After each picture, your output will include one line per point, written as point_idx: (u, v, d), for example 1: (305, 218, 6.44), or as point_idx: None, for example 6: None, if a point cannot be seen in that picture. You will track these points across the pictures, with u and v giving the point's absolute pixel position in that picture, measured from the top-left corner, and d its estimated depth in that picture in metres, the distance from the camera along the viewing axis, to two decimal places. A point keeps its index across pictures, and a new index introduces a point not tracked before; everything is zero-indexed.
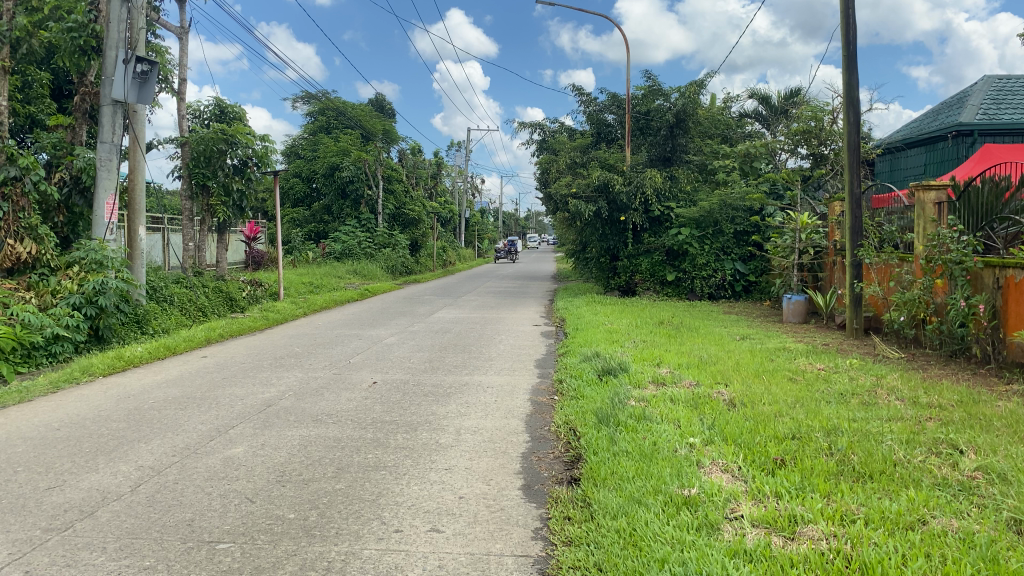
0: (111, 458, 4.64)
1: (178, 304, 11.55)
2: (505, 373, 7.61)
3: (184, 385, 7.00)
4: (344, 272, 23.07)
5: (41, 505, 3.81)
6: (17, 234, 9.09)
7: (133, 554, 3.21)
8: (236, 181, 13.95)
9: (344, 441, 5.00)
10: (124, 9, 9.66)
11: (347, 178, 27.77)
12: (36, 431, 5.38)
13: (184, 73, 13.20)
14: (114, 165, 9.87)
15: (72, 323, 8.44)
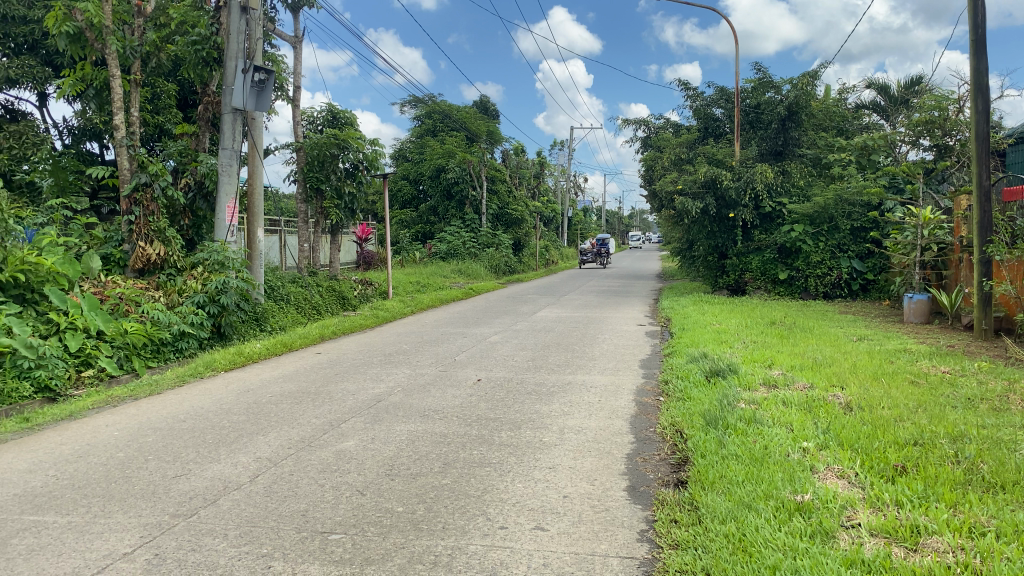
0: (232, 449, 4.87)
1: (294, 303, 12.03)
2: (609, 372, 7.55)
3: (299, 380, 7.28)
4: (450, 271, 23.51)
5: (169, 493, 4.02)
6: (148, 237, 9.63)
7: (252, 542, 3.36)
8: (348, 184, 14.45)
9: (451, 437, 5.08)
10: (243, 21, 10.11)
11: (452, 180, 28.35)
12: (164, 422, 5.70)
13: (299, 80, 13.70)
14: (235, 171, 10.35)
15: (197, 321, 8.94)
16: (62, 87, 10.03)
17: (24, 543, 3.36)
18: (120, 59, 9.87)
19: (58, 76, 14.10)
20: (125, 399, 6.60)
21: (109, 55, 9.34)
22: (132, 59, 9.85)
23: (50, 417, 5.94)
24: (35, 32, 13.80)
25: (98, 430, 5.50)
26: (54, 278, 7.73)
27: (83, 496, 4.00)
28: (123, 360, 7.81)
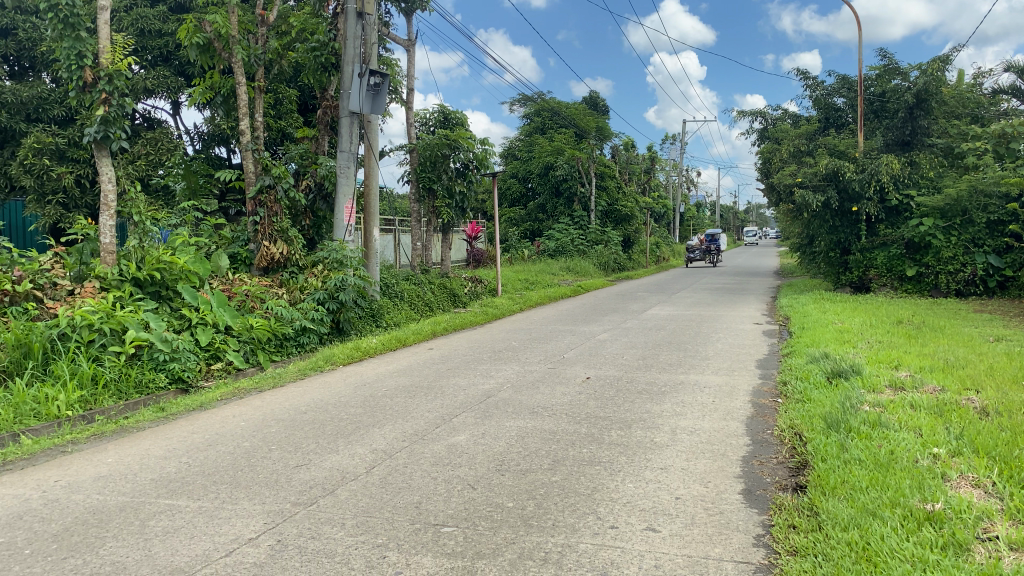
0: (349, 441, 5.03)
1: (408, 299, 12.32)
2: (723, 372, 7.37)
3: (412, 374, 7.46)
4: (559, 269, 23.53)
5: (290, 482, 4.19)
6: (271, 237, 10.06)
7: (368, 531, 3.46)
8: (459, 183, 14.64)
9: (560, 435, 5.07)
10: (359, 26, 10.43)
11: (561, 177, 28.34)
12: (287, 413, 5.96)
13: (411, 83, 14.01)
14: (352, 172, 10.68)
15: (317, 316, 9.28)
16: (193, 96, 10.62)
17: (160, 526, 3.58)
18: (245, 67, 10.34)
19: (189, 86, 14.94)
20: (251, 391, 6.94)
21: (235, 63, 9.82)
22: (256, 67, 10.33)
23: (183, 407, 6.31)
24: (169, 45, 14.67)
25: (225, 420, 5.81)
26: (186, 276, 8.21)
27: (213, 482, 4.23)
28: (249, 354, 8.19)
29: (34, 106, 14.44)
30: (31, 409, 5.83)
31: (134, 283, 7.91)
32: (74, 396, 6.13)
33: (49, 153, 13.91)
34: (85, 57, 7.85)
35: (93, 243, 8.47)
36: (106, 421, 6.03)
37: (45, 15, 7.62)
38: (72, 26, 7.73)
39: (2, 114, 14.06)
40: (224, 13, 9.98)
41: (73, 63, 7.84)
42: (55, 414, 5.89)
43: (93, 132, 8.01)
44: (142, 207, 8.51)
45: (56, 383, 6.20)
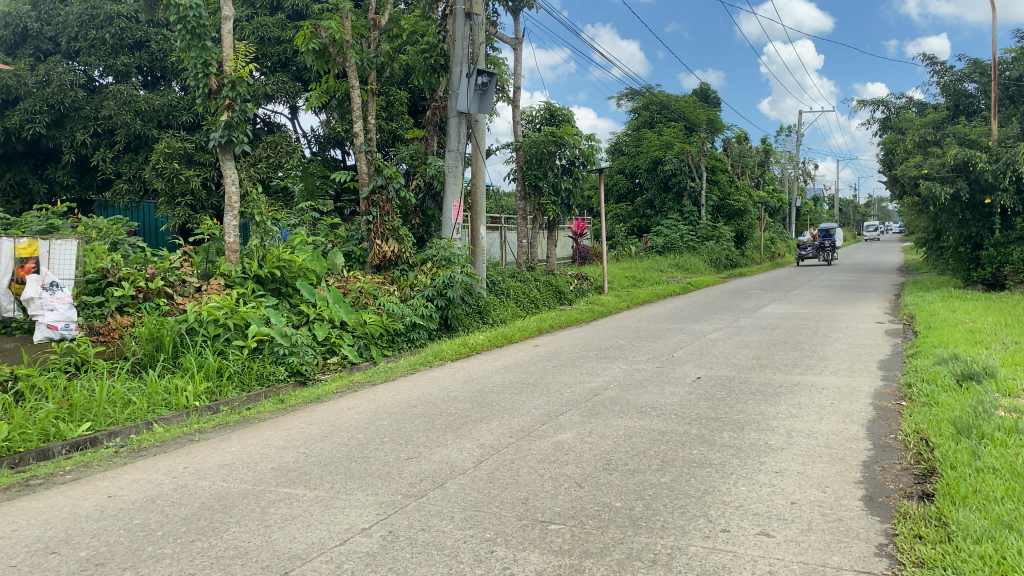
0: (458, 435, 5.10)
1: (514, 296, 12.41)
2: (842, 373, 7.07)
3: (520, 371, 7.51)
4: (667, 265, 23.18)
5: (402, 474, 4.29)
6: (384, 236, 10.28)
7: (477, 526, 3.50)
8: (565, 180, 14.61)
9: (669, 435, 4.99)
10: (467, 27, 10.56)
11: (670, 172, 27.88)
12: (398, 407, 6.11)
13: (518, 81, 14.09)
14: (460, 171, 10.84)
15: (426, 313, 9.46)
16: (309, 100, 11.02)
17: (280, 513, 3.73)
18: (358, 71, 10.66)
19: (306, 91, 15.52)
20: (364, 384, 7.15)
21: (349, 67, 10.15)
22: (368, 70, 10.64)
23: (301, 399, 6.56)
24: (287, 51, 15.28)
25: (341, 412, 6.01)
26: (304, 274, 8.53)
27: (328, 472, 4.37)
28: (363, 349, 8.42)
29: (165, 113, 15.33)
30: (163, 399, 6.19)
31: (256, 280, 8.31)
32: (201, 387, 6.48)
33: (179, 158, 14.73)
34: (211, 65, 8.27)
35: (219, 242, 8.93)
36: (230, 411, 6.33)
37: (175, 27, 8.08)
38: (199, 37, 8.17)
39: (138, 122, 15.00)
40: (338, 18, 10.31)
41: (200, 71, 8.28)
42: (184, 403, 6.24)
43: (217, 137, 8.43)
44: (263, 208, 8.92)
45: (185, 375, 6.58)
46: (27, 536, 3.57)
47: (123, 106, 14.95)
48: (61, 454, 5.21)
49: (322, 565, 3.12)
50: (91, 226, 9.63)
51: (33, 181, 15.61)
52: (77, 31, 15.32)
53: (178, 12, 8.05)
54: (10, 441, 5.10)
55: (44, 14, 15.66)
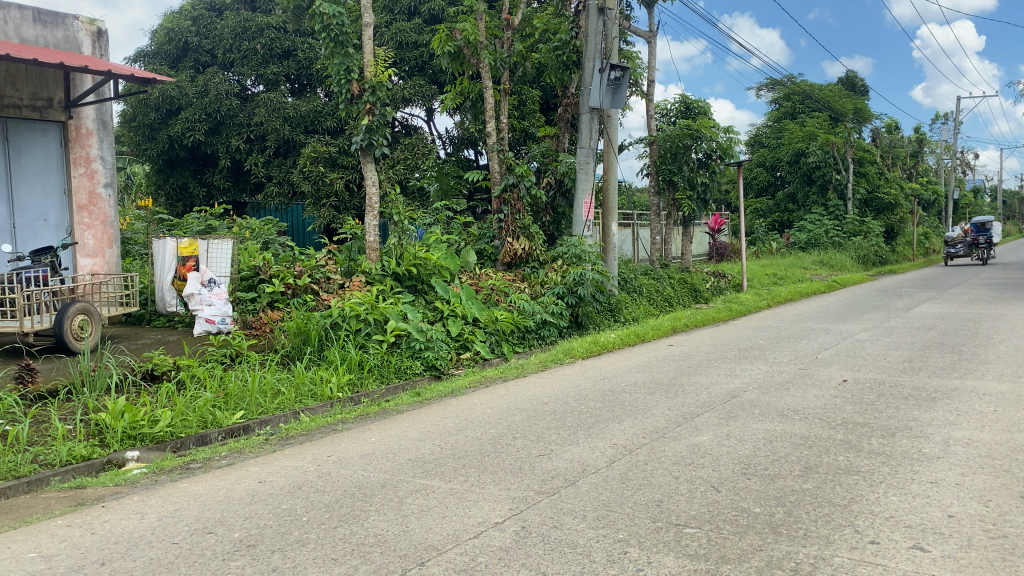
0: (590, 434, 5.07)
1: (646, 294, 12.25)
2: (1007, 379, 6.54)
3: (653, 371, 7.39)
4: (811, 263, 22.24)
5: (534, 470, 4.31)
6: (515, 234, 10.41)
7: (610, 526, 3.47)
8: (701, 174, 14.26)
9: (812, 440, 4.77)
10: (601, 22, 10.47)
11: (813, 164, 26.64)
12: (530, 403, 6.15)
13: (652, 75, 13.87)
14: (591, 168, 10.79)
15: (557, 310, 9.48)
16: (444, 101, 11.28)
17: (416, 504, 3.83)
18: (492, 71, 10.79)
19: (441, 93, 15.89)
20: (496, 380, 7.25)
21: (483, 68, 10.31)
22: (501, 70, 10.76)
23: (436, 393, 6.71)
24: (424, 55, 15.70)
25: (474, 407, 6.11)
26: (439, 271, 8.73)
27: (462, 466, 4.45)
28: (494, 345, 8.52)
29: (311, 119, 16.12)
30: (309, 390, 6.50)
31: (394, 277, 8.59)
32: (343, 379, 6.77)
33: (323, 161, 15.43)
34: (353, 71, 8.61)
35: (360, 241, 9.27)
36: (370, 403, 6.57)
37: (319, 36, 8.47)
38: (342, 44, 8.53)
39: (286, 128, 15.82)
40: (473, 19, 10.48)
41: (343, 77, 8.64)
42: (328, 394, 6.53)
43: (359, 141, 8.75)
44: (401, 207, 9.21)
45: (329, 368, 6.89)
46: (187, 516, 3.83)
47: (272, 113, 15.82)
48: (218, 440, 5.57)
49: (456, 557, 3.17)
50: (245, 227, 10.25)
51: (194, 185, 16.79)
52: (231, 43, 16.31)
53: (322, 22, 8.43)
54: (173, 427, 5.50)
55: (202, 28, 16.76)
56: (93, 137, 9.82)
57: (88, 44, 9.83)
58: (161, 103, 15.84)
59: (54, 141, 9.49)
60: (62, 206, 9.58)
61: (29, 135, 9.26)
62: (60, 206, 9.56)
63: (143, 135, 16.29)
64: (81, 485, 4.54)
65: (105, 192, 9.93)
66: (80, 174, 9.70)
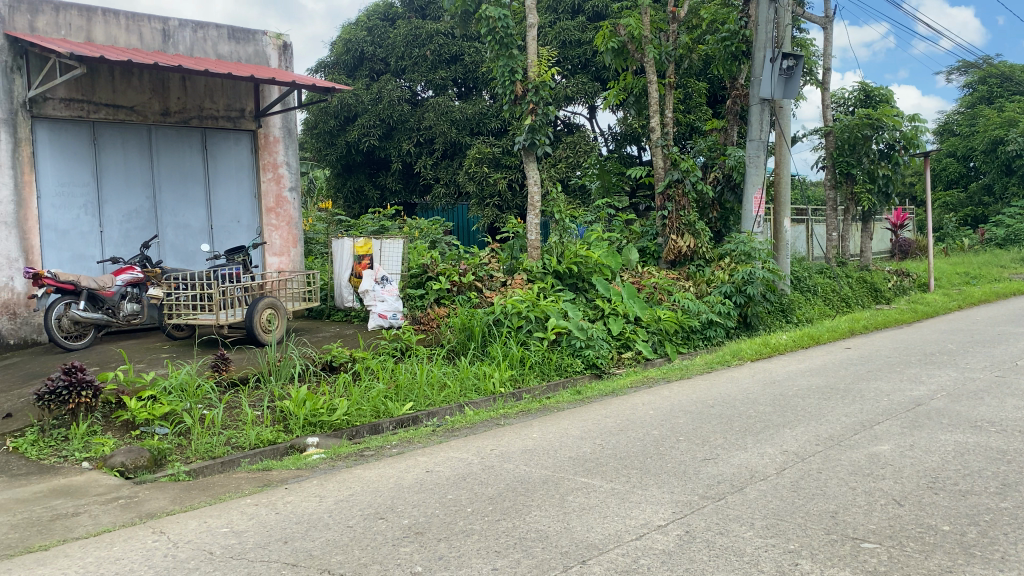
0: (759, 439, 4.88)
1: (821, 294, 11.65)
2: None
3: (828, 375, 7.00)
4: (1010, 260, 20.31)
5: (699, 474, 4.19)
6: (679, 231, 10.22)
7: (779, 535, 3.32)
8: (883, 166, 13.36)
9: (1011, 455, 4.34)
10: (772, 9, 10.06)
11: (1013, 152, 24.25)
12: (695, 405, 5.99)
13: (828, 62, 13.15)
14: (762, 161, 10.38)
15: (724, 310, 9.19)
16: (607, 98, 11.22)
17: (578, 501, 3.83)
18: (657, 66, 10.61)
19: (605, 90, 15.82)
20: (660, 381, 7.12)
21: (647, 63, 10.16)
22: (666, 64, 10.57)
23: (597, 392, 6.70)
24: (588, 52, 15.70)
25: (636, 407, 6.04)
26: (600, 269, 8.70)
27: (625, 466, 4.41)
28: (657, 345, 8.36)
29: (477, 121, 16.52)
30: (473, 385, 6.67)
31: (555, 275, 8.65)
32: (506, 375, 6.89)
33: (488, 162, 15.78)
34: (517, 72, 8.74)
35: (523, 239, 9.41)
36: (532, 399, 6.65)
37: (485, 39, 8.68)
38: (506, 46, 8.67)
39: (453, 130, 16.32)
40: (637, 14, 10.35)
41: (508, 79, 8.80)
42: (491, 389, 6.67)
43: (522, 141, 8.86)
44: (562, 206, 9.28)
45: (492, 363, 7.05)
46: (361, 501, 4.03)
47: (440, 116, 16.36)
48: (389, 429, 5.85)
49: (618, 558, 3.14)
50: (414, 226, 10.66)
51: (368, 188, 17.70)
52: (403, 51, 17.02)
53: (488, 25, 8.62)
54: (349, 416, 5.81)
55: (377, 37, 17.58)
56: (280, 144, 10.55)
57: (275, 58, 10.57)
58: (340, 110, 16.79)
59: (246, 148, 10.28)
60: (252, 209, 10.36)
61: (225, 143, 10.07)
62: (251, 208, 10.34)
63: (324, 141, 17.37)
64: (267, 467, 4.90)
65: (290, 195, 10.65)
66: (268, 179, 10.46)
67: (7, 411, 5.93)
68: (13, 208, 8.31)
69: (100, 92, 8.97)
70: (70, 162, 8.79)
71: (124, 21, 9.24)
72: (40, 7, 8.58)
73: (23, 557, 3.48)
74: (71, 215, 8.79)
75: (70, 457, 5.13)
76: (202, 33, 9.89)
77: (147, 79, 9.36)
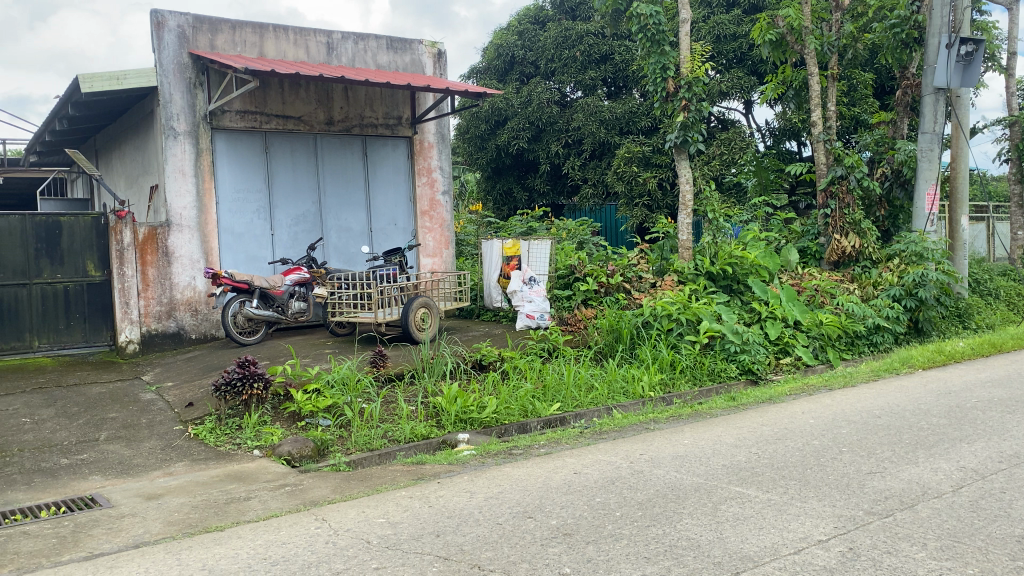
0: (932, 453, 4.54)
1: (1004, 299, 10.71)
2: None
3: (1012, 387, 6.41)
4: None
5: (864, 488, 3.95)
6: (843, 230, 9.69)
7: (956, 558, 3.06)
8: None
9: None
10: None
11: None
12: (859, 415, 5.66)
13: (1014, 45, 12.08)
14: (935, 155, 9.67)
15: (892, 314, 8.62)
16: (764, 93, 10.81)
17: (731, 511, 3.70)
18: (819, 57, 10.12)
19: (761, 84, 15.26)
20: (820, 389, 6.77)
21: (807, 55, 9.70)
22: (829, 55, 10.06)
23: (753, 399, 6.46)
24: (744, 46, 15.21)
25: (795, 415, 5.77)
26: (756, 270, 8.40)
27: (783, 477, 4.22)
28: (818, 351, 7.97)
29: (627, 120, 16.37)
30: (621, 387, 6.61)
31: (708, 277, 8.43)
32: (656, 378, 6.79)
33: (638, 161, 15.60)
34: (669, 69, 8.58)
35: (673, 240, 9.19)
36: (683, 404, 6.51)
37: (636, 37, 8.58)
38: (658, 43, 8.53)
39: (602, 130, 16.26)
40: (797, 4, 9.92)
41: (659, 76, 8.66)
42: (640, 393, 6.59)
43: (674, 138, 8.69)
44: (716, 205, 9.02)
45: (641, 366, 6.95)
46: (509, 499, 4.07)
47: (590, 117, 16.34)
48: (537, 429, 5.90)
49: (774, 572, 3.00)
50: (562, 228, 10.70)
51: (518, 190, 17.95)
52: (553, 53, 17.13)
53: (640, 22, 8.52)
54: (498, 414, 5.90)
55: (528, 41, 17.77)
56: (434, 149, 10.88)
57: (430, 65, 10.92)
58: (491, 115, 17.12)
59: (403, 154, 10.67)
60: (408, 212, 10.74)
61: (383, 150, 10.49)
62: (407, 211, 10.73)
63: (475, 146, 17.77)
64: (421, 461, 5.05)
65: (443, 198, 10.97)
66: (423, 183, 10.82)
67: (188, 400, 6.45)
68: (195, 212, 9.03)
69: (271, 104, 9.58)
70: (245, 170, 9.45)
71: (293, 36, 9.84)
72: (220, 26, 9.27)
73: (201, 536, 3.75)
74: (246, 219, 9.44)
75: (244, 444, 5.50)
76: (363, 45, 10.36)
77: (313, 90, 9.91)
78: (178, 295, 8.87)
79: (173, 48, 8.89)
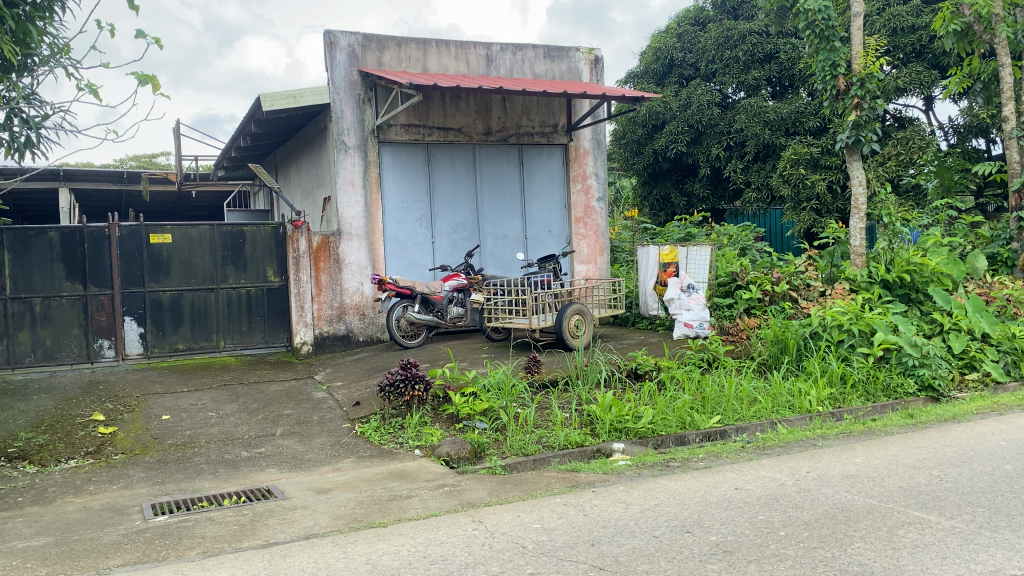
0: None
1: None
2: None
3: None
4: None
5: None
6: None
7: None
8: None
9: None
10: None
11: None
12: None
13: None
14: None
15: None
16: (947, 87, 10.05)
17: (909, 537, 3.44)
18: (1013, 46, 9.28)
19: (944, 78, 14.20)
20: (1012, 408, 6.18)
21: (998, 44, 8.92)
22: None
23: (934, 417, 5.99)
24: (923, 38, 14.22)
25: (983, 436, 5.29)
26: (939, 278, 7.80)
27: (968, 503, 3.87)
28: (1011, 367, 7.31)
29: (793, 120, 15.69)
30: (787, 401, 6.32)
31: (883, 285, 7.94)
32: (825, 392, 6.44)
33: (805, 163, 14.92)
34: (840, 65, 8.14)
35: (844, 246, 8.67)
36: (855, 420, 6.14)
37: (803, 33, 8.21)
38: (827, 38, 8.12)
39: (766, 132, 15.70)
40: None
41: (829, 73, 8.23)
42: (807, 407, 6.27)
43: (845, 138, 8.23)
44: (892, 208, 8.45)
45: (809, 379, 6.62)
46: (667, 512, 3.98)
47: (753, 118, 15.83)
48: (696, 441, 5.75)
49: None
50: (723, 234, 10.39)
51: (675, 196, 17.64)
52: (714, 54, 16.72)
53: (808, 18, 8.14)
54: (654, 424, 5.79)
55: (687, 43, 17.41)
56: (589, 156, 10.89)
57: (587, 72, 10.93)
58: (648, 119, 16.92)
59: (558, 161, 10.75)
60: (564, 218, 10.81)
61: (539, 158, 10.61)
62: (562, 219, 10.79)
63: (631, 151, 17.59)
64: (576, 468, 5.05)
65: (598, 205, 10.96)
66: (579, 190, 10.85)
67: (356, 400, 6.77)
68: (363, 221, 9.48)
69: (433, 116, 9.91)
70: (410, 180, 9.82)
71: (454, 50, 10.15)
72: (387, 44, 9.71)
73: (366, 531, 3.92)
74: (410, 227, 9.81)
75: (405, 443, 5.71)
76: (521, 55, 10.53)
77: (473, 101, 10.16)
78: (347, 300, 9.34)
79: (344, 66, 9.40)
